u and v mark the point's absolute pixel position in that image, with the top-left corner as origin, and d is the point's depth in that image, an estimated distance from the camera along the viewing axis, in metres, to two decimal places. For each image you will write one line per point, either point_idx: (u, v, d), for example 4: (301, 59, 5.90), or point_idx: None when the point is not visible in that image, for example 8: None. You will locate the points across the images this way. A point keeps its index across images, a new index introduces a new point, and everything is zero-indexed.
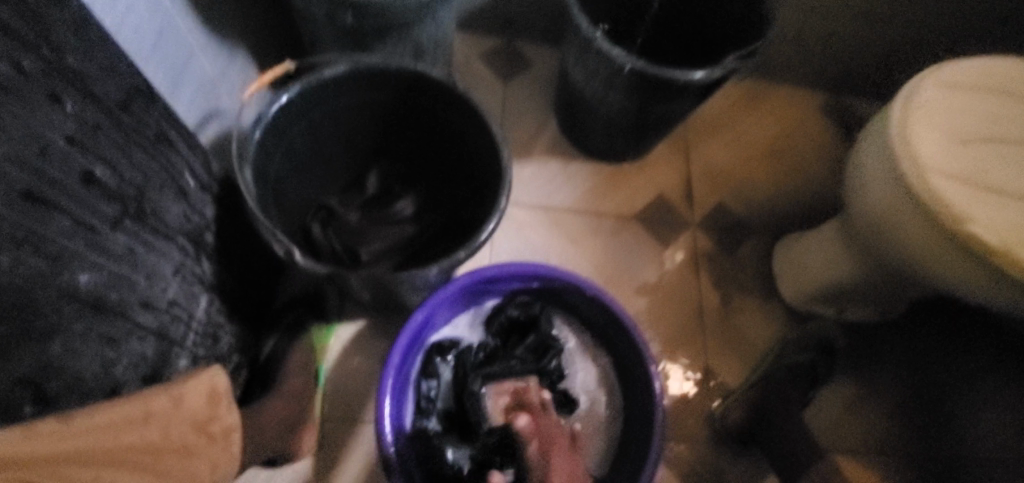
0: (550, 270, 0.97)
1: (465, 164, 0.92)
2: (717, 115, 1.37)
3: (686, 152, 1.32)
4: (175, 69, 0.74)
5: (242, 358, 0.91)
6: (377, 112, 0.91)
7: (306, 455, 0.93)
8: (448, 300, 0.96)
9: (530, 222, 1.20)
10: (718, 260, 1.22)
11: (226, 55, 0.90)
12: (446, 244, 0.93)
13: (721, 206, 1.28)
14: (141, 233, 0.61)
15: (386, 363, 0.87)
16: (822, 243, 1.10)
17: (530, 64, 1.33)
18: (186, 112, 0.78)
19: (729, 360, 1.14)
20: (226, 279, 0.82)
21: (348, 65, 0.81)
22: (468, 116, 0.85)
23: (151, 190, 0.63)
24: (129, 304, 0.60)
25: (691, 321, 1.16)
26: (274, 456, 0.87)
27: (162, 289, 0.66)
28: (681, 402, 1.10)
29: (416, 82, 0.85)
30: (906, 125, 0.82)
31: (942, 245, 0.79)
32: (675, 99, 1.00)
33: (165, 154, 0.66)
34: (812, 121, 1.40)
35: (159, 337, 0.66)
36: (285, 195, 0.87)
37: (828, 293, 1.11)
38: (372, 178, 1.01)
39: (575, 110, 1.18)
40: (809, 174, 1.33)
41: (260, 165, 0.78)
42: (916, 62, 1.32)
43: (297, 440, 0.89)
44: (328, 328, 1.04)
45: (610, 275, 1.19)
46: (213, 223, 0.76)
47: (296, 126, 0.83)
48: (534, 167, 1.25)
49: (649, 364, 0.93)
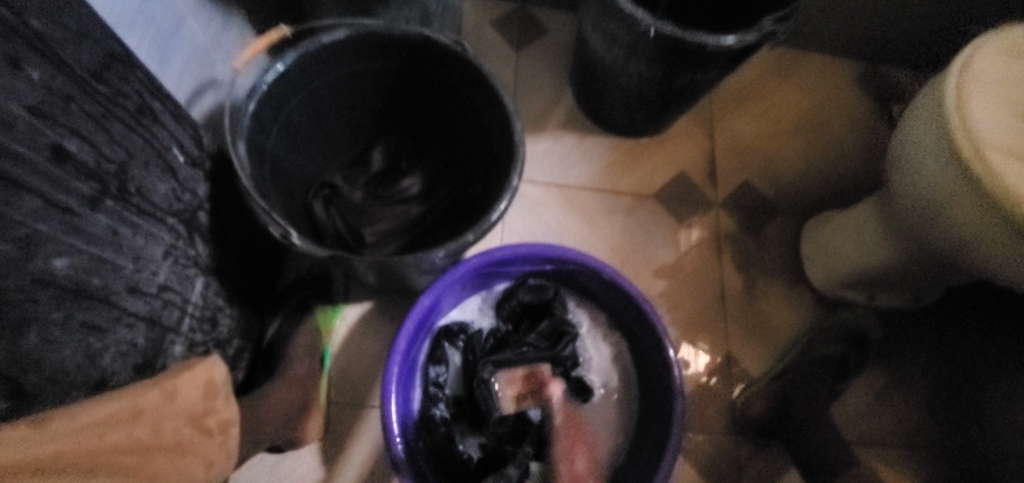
0: (564, 251, 0.92)
1: (475, 139, 0.86)
2: (744, 86, 1.29)
3: (710, 126, 1.25)
4: (161, 34, 0.69)
5: (246, 342, 0.88)
6: (381, 82, 0.85)
7: (311, 441, 0.91)
8: (457, 283, 0.92)
9: (543, 200, 1.14)
10: (742, 242, 1.16)
11: (220, 20, 0.84)
12: (455, 224, 0.88)
13: (746, 184, 1.21)
14: (125, 214, 0.57)
15: (392, 349, 0.83)
16: (856, 225, 1.03)
17: (545, 32, 1.25)
18: (176, 81, 0.73)
19: (751, 348, 1.09)
20: (225, 261, 0.78)
21: (348, 30, 0.75)
22: (478, 86, 0.79)
23: (134, 167, 0.58)
24: (115, 290, 0.56)
25: (712, 306, 1.11)
26: (278, 443, 0.84)
27: (152, 274, 0.62)
28: (699, 390, 1.06)
29: (421, 48, 0.79)
30: (963, 96, 0.74)
31: (998, 230, 0.72)
32: (701, 67, 0.92)
33: (150, 128, 0.61)
34: (845, 93, 1.31)
35: (150, 324, 0.62)
36: (285, 172, 0.82)
37: (859, 277, 1.05)
38: (377, 154, 0.95)
39: (592, 80, 1.11)
40: (841, 150, 1.25)
41: (255, 140, 0.73)
42: (964, 27, 1.22)
43: (302, 426, 0.86)
44: (334, 310, 1.00)
45: (628, 257, 1.13)
46: (207, 203, 0.72)
47: (294, 98, 0.78)
48: (548, 142, 1.19)
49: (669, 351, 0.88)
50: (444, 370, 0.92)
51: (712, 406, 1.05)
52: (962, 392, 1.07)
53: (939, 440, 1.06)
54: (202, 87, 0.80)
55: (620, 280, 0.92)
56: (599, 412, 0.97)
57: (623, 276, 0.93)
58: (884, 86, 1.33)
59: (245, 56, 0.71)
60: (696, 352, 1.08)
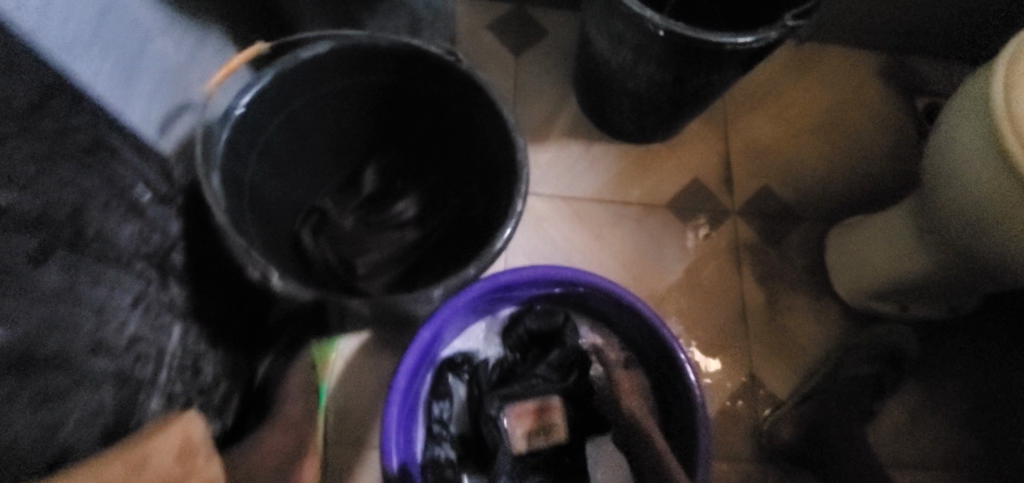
0: (572, 274, 0.86)
1: (473, 157, 0.79)
2: (758, 84, 1.21)
3: (724, 129, 1.17)
4: (126, 55, 0.62)
5: (234, 384, 0.81)
6: (370, 99, 0.79)
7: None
8: (458, 313, 0.85)
9: (549, 215, 1.07)
10: (762, 252, 1.09)
11: (196, 36, 0.77)
12: (455, 249, 0.81)
13: (765, 190, 1.13)
14: (80, 264, 0.50)
15: (391, 387, 0.77)
16: (887, 233, 0.96)
17: (545, 34, 1.18)
18: (148, 106, 0.66)
19: (778, 367, 1.02)
20: (205, 301, 0.71)
21: (331, 44, 0.68)
22: (475, 101, 0.72)
23: (90, 209, 0.51)
24: (74, 353, 0.49)
25: (733, 323, 1.04)
26: None
27: (119, 327, 0.54)
28: (724, 414, 0.98)
29: (411, 60, 0.72)
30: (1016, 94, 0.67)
31: None
32: (718, 68, 0.85)
33: (105, 166, 0.54)
34: (865, 88, 1.23)
35: (120, 383, 0.55)
36: (268, 201, 0.76)
37: (891, 288, 0.98)
38: (369, 176, 0.88)
39: (597, 85, 1.04)
40: (863, 150, 1.18)
41: (232, 169, 0.66)
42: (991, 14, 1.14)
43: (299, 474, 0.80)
44: (330, 343, 0.92)
45: (641, 272, 1.06)
46: (181, 241, 0.66)
47: (274, 120, 0.71)
48: (551, 152, 1.11)
49: (692, 382, 0.81)
50: (447, 404, 0.86)
51: (738, 432, 0.98)
52: (998, 405, 1.01)
53: (985, 463, 0.98)
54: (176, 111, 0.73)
55: (634, 302, 0.86)
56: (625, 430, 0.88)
57: (637, 297, 0.86)
58: (907, 78, 1.25)
59: (219, 76, 0.65)
60: (718, 373, 1.01)
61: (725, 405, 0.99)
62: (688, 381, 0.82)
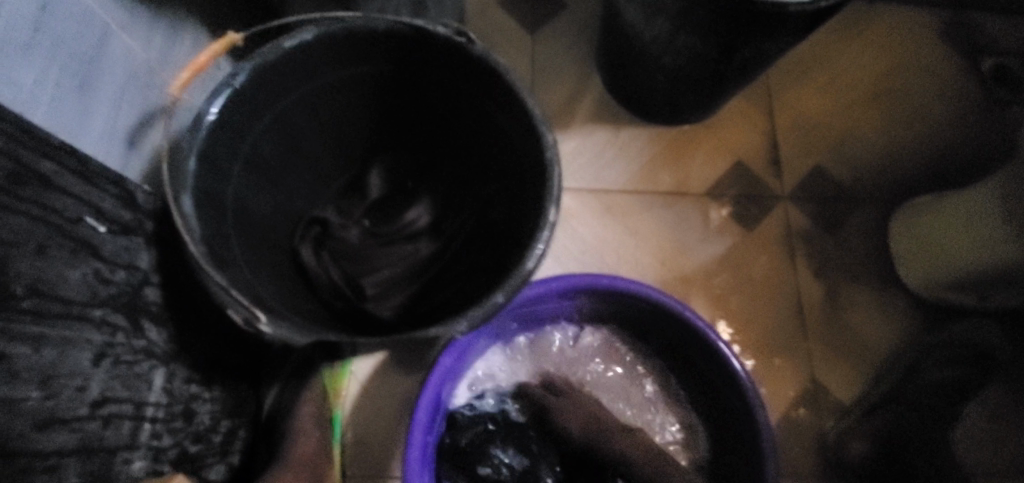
0: (610, 282, 0.75)
1: (493, 153, 0.68)
2: (803, 52, 1.08)
3: (767, 103, 1.04)
4: (74, 58, 0.52)
5: (238, 420, 0.69)
6: (369, 91, 0.68)
7: None
8: (479, 336, 0.75)
9: (575, 210, 0.96)
10: (817, 241, 0.97)
11: (165, 30, 0.66)
12: (477, 257, 0.70)
13: (817, 170, 1.01)
14: (17, 326, 0.41)
15: (412, 426, 0.66)
16: (965, 217, 0.84)
17: (563, 7, 1.05)
18: (106, 118, 0.57)
19: (841, 370, 0.91)
20: (192, 338, 0.61)
21: (317, 30, 0.57)
22: (492, 89, 0.61)
23: (20, 258, 0.41)
24: (18, 434, 0.41)
25: (789, 323, 0.93)
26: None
27: (78, 391, 0.46)
28: (783, 423, 0.88)
29: (415, 43, 0.60)
30: None
31: None
32: (771, 37, 0.72)
33: (45, 198, 0.44)
34: (924, 47, 1.09)
35: (85, 455, 0.47)
36: (258, 218, 0.65)
37: (970, 280, 0.86)
38: (374, 179, 0.77)
39: (626, 62, 0.92)
40: (925, 119, 1.05)
41: (209, 186, 0.56)
42: None
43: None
44: (342, 366, 0.82)
45: (683, 270, 0.95)
46: (154, 273, 0.57)
47: (257, 124, 0.61)
48: (576, 139, 1.00)
49: (756, 403, 0.70)
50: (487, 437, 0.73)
51: (798, 443, 0.88)
52: None
53: None
54: (142, 120, 0.63)
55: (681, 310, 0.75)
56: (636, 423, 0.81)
57: (682, 304, 0.76)
58: (970, 35, 1.10)
59: (185, 76, 0.54)
60: (773, 381, 0.90)
61: (784, 413, 0.89)
62: (752, 405, 0.71)
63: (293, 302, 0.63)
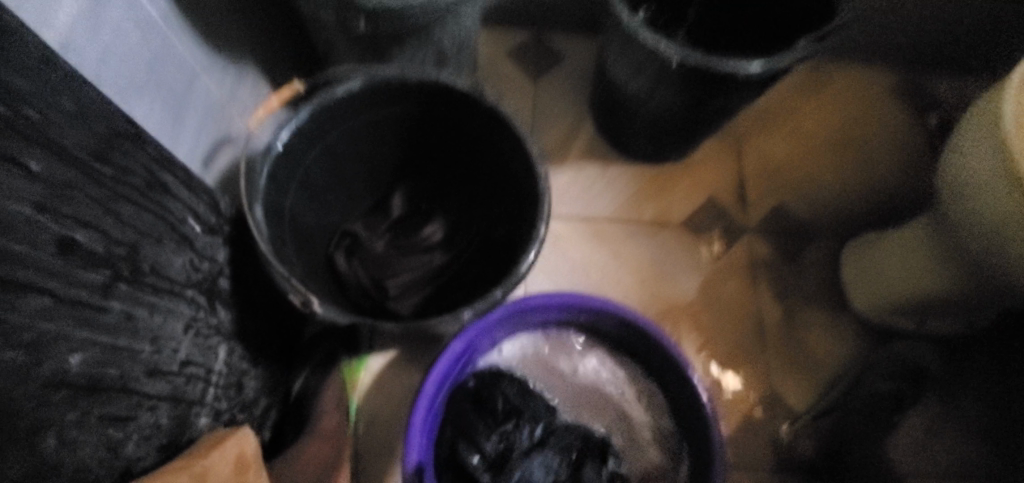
0: (602, 303, 0.90)
1: (498, 181, 0.83)
2: (771, 104, 1.24)
3: (737, 148, 1.20)
4: (176, 97, 0.68)
5: (272, 398, 0.82)
6: (397, 126, 0.82)
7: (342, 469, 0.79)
8: (487, 331, 0.88)
9: (567, 235, 1.11)
10: (777, 268, 1.11)
11: (237, 74, 0.82)
12: (482, 269, 0.84)
13: (780, 207, 1.16)
14: (141, 295, 0.54)
15: (418, 393, 0.80)
16: (902, 252, 0.97)
17: (562, 60, 1.22)
18: (192, 146, 0.72)
19: (796, 382, 1.04)
20: (248, 322, 0.75)
21: (363, 82, 0.73)
22: (499, 131, 0.76)
23: (147, 245, 0.56)
24: (134, 376, 0.54)
25: (751, 338, 1.06)
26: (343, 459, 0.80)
27: (172, 352, 0.59)
28: (744, 426, 1.01)
29: (441, 93, 0.76)
30: None
31: None
32: (733, 93, 0.88)
33: (160, 200, 0.59)
34: (876, 104, 1.25)
35: (173, 402, 0.60)
36: (305, 227, 0.80)
37: (906, 305, 0.99)
38: (398, 200, 0.92)
39: (616, 111, 1.08)
40: (876, 165, 1.20)
41: (273, 199, 0.71)
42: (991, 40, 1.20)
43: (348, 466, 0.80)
44: (359, 360, 0.95)
45: (660, 289, 1.08)
46: (227, 267, 0.71)
47: (311, 152, 0.76)
48: (568, 173, 1.15)
49: (712, 421, 0.83)
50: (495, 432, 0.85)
51: (754, 445, 1.00)
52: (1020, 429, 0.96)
53: None
54: (217, 147, 0.78)
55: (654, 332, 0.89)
56: (618, 413, 0.95)
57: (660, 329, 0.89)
58: (917, 94, 1.27)
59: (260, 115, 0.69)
60: (736, 389, 1.03)
61: (744, 417, 1.01)
62: (706, 415, 0.84)
63: (331, 297, 0.78)
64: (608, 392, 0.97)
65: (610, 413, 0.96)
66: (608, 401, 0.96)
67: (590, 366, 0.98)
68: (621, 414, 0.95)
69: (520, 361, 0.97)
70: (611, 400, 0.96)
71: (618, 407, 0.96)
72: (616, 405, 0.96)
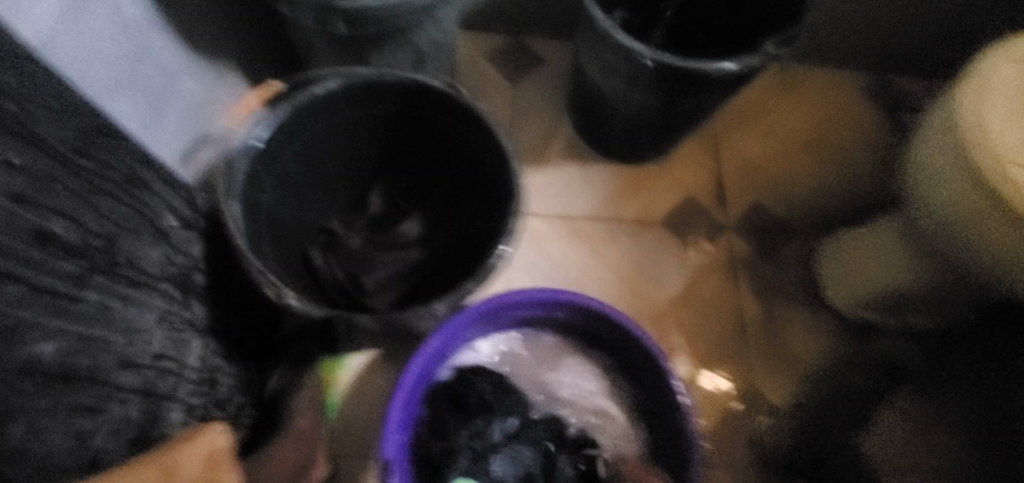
0: (578, 299, 0.91)
1: (472, 179, 0.85)
2: (748, 104, 1.26)
3: (715, 148, 1.22)
4: (156, 96, 0.69)
5: (248, 396, 0.82)
6: (373, 126, 0.83)
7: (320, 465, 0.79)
8: (463, 328, 0.89)
9: (547, 233, 1.12)
10: (755, 265, 1.13)
11: (218, 75, 0.83)
12: (458, 265, 0.85)
13: (756, 205, 1.18)
14: (116, 287, 0.55)
15: (395, 391, 0.82)
16: (877, 248, 0.98)
17: (543, 62, 1.24)
18: (171, 144, 0.73)
19: (773, 376, 1.05)
20: (223, 317, 0.75)
21: (340, 80, 0.74)
22: (472, 129, 0.77)
23: (123, 238, 0.57)
24: (106, 368, 0.54)
25: (729, 333, 1.07)
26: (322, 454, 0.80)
27: (145, 344, 0.60)
28: (722, 421, 1.02)
29: (417, 92, 0.77)
30: (983, 100, 0.69)
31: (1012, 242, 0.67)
32: (707, 92, 0.90)
33: (133, 194, 0.60)
34: (851, 104, 1.28)
35: (146, 395, 0.60)
36: (283, 225, 0.81)
37: (880, 299, 1.00)
38: (376, 198, 0.93)
39: (593, 112, 1.09)
40: (850, 164, 1.23)
41: (249, 196, 0.72)
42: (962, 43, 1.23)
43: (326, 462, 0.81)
44: (338, 360, 0.95)
45: (638, 286, 1.10)
46: (202, 263, 0.71)
47: (289, 150, 0.77)
48: (548, 173, 1.17)
49: (687, 415, 0.84)
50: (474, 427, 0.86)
51: (732, 440, 1.01)
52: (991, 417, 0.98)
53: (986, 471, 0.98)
54: (195, 146, 0.79)
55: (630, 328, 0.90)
56: (598, 409, 0.97)
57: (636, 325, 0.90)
58: (891, 96, 1.30)
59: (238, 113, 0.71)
60: (714, 385, 1.04)
61: (721, 412, 1.02)
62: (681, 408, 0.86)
63: (309, 293, 0.78)
64: (587, 388, 0.98)
65: (590, 410, 0.97)
66: (587, 399, 0.97)
67: (568, 363, 0.99)
68: (600, 410, 0.97)
69: (499, 359, 0.98)
70: (591, 397, 0.97)
71: (597, 403, 0.97)
72: (595, 402, 0.97)
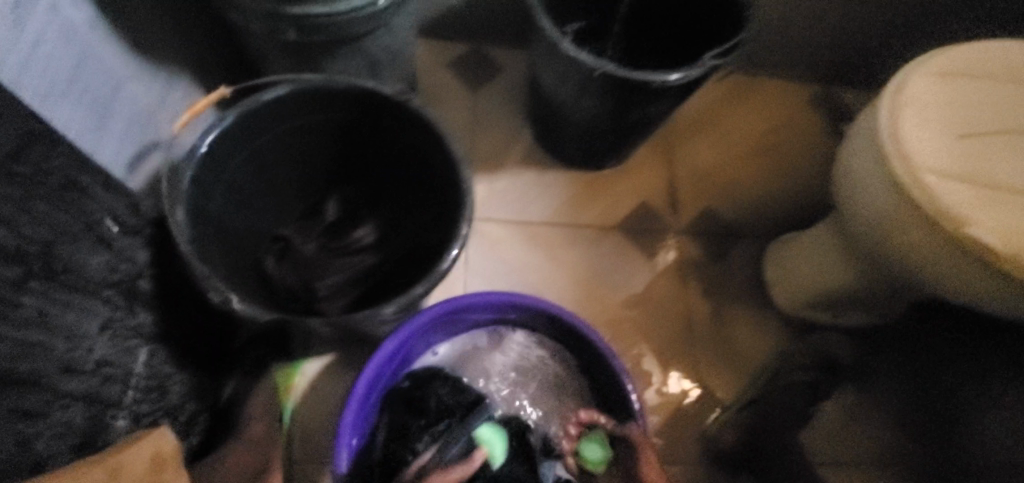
0: (532, 302, 0.93)
1: (424, 185, 0.86)
2: (699, 113, 1.31)
3: (668, 155, 1.26)
4: (99, 101, 0.68)
5: (200, 404, 0.81)
6: (327, 132, 0.84)
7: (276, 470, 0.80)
8: (419, 332, 0.91)
9: (505, 239, 1.14)
10: (705, 267, 1.17)
11: (167, 81, 0.83)
12: (412, 269, 0.87)
13: (707, 210, 1.22)
14: (54, 292, 0.55)
15: (349, 395, 0.83)
16: (816, 250, 1.03)
17: (501, 71, 1.27)
18: (115, 150, 0.72)
19: (721, 375, 1.09)
20: (172, 324, 0.75)
21: (290, 87, 0.75)
22: (423, 135, 0.79)
23: (63, 244, 0.56)
24: (46, 374, 0.54)
25: (680, 334, 1.11)
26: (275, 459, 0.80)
27: (87, 350, 0.59)
28: (674, 419, 1.05)
29: (369, 99, 0.79)
30: (898, 111, 0.74)
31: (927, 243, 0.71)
32: (653, 101, 0.94)
33: (77, 201, 0.59)
34: (795, 113, 1.34)
35: (88, 401, 0.60)
36: (234, 231, 0.81)
37: (820, 299, 1.05)
38: (332, 206, 0.95)
39: (549, 119, 1.12)
40: (795, 170, 1.29)
41: (197, 202, 0.72)
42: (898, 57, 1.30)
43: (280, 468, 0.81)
44: (293, 366, 0.95)
45: (593, 289, 1.13)
46: (148, 269, 0.71)
47: (237, 157, 0.77)
48: (506, 179, 1.19)
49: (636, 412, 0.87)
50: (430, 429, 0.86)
51: (682, 436, 1.04)
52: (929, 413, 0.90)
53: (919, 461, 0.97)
54: (142, 152, 0.78)
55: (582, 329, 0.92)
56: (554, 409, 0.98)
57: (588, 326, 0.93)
58: (833, 106, 1.36)
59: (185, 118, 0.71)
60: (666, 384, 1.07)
61: (672, 410, 1.06)
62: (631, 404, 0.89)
63: (261, 299, 0.79)
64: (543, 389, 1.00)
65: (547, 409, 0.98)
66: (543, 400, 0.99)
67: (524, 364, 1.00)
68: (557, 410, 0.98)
69: (456, 361, 0.99)
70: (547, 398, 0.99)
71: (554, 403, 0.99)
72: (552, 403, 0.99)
